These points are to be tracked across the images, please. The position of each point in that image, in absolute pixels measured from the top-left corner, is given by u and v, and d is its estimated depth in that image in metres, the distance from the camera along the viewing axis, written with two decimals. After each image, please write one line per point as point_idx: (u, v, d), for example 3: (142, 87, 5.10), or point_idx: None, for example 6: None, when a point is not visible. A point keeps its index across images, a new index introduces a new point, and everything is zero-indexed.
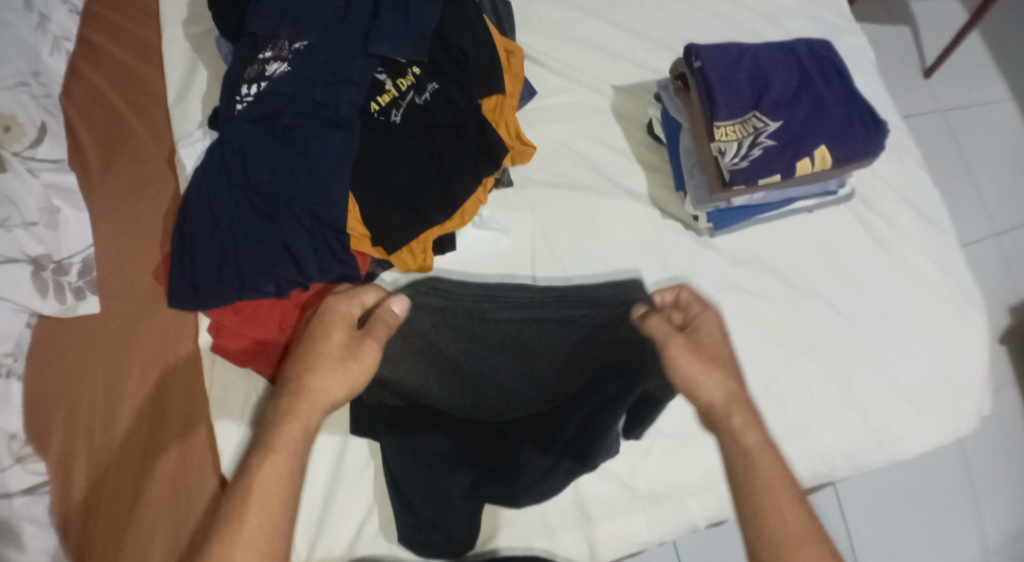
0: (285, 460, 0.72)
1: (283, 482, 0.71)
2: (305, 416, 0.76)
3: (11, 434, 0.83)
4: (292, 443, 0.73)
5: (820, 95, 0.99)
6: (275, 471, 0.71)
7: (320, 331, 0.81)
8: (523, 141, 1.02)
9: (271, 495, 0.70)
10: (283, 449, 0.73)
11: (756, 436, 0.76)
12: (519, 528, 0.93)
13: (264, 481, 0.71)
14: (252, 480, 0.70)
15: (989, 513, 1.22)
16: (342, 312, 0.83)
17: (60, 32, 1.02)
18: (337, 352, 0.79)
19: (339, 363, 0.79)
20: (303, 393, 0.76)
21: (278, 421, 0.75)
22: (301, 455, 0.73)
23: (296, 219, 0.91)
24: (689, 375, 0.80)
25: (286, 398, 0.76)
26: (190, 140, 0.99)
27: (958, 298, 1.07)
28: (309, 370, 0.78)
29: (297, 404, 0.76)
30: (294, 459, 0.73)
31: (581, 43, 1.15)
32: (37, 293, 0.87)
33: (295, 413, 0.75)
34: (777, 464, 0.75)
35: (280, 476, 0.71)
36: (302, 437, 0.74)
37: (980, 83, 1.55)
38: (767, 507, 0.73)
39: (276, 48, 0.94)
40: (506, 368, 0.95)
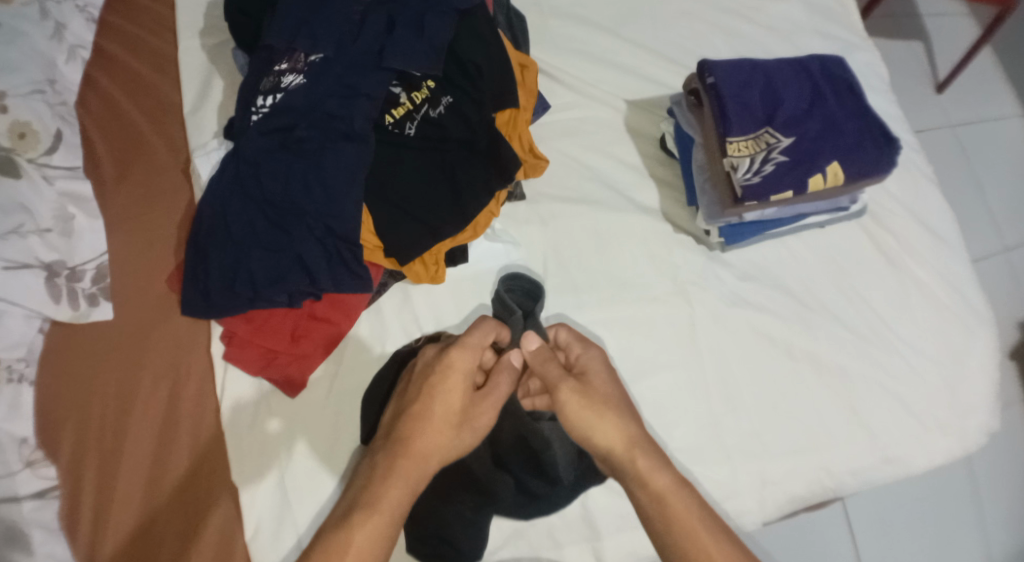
0: (385, 524, 0.73)
1: (376, 550, 0.72)
2: (415, 480, 0.76)
3: (22, 440, 0.83)
4: (395, 510, 0.74)
5: (832, 113, 1.00)
6: (372, 536, 0.72)
7: (442, 389, 0.81)
8: (536, 155, 1.03)
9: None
10: (388, 516, 0.73)
11: (664, 479, 0.77)
12: (527, 542, 0.94)
13: (358, 547, 0.72)
14: (344, 542, 0.71)
15: (995, 532, 1.22)
16: (466, 371, 0.82)
17: (76, 40, 1.03)
18: (455, 417, 0.80)
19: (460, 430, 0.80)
20: (417, 458, 0.77)
21: (387, 482, 0.75)
22: (400, 520, 0.74)
23: (309, 230, 0.92)
24: (581, 420, 0.80)
25: (397, 460, 0.76)
26: (207, 149, 1.00)
27: (967, 316, 1.07)
28: (425, 431, 0.78)
29: (409, 467, 0.76)
30: (393, 526, 0.74)
31: (593, 57, 1.16)
32: (50, 299, 0.88)
33: (407, 476, 0.76)
34: (692, 504, 0.75)
35: (378, 541, 0.72)
36: (403, 503, 0.75)
37: (991, 99, 1.56)
38: (694, 550, 0.73)
39: (292, 60, 0.96)
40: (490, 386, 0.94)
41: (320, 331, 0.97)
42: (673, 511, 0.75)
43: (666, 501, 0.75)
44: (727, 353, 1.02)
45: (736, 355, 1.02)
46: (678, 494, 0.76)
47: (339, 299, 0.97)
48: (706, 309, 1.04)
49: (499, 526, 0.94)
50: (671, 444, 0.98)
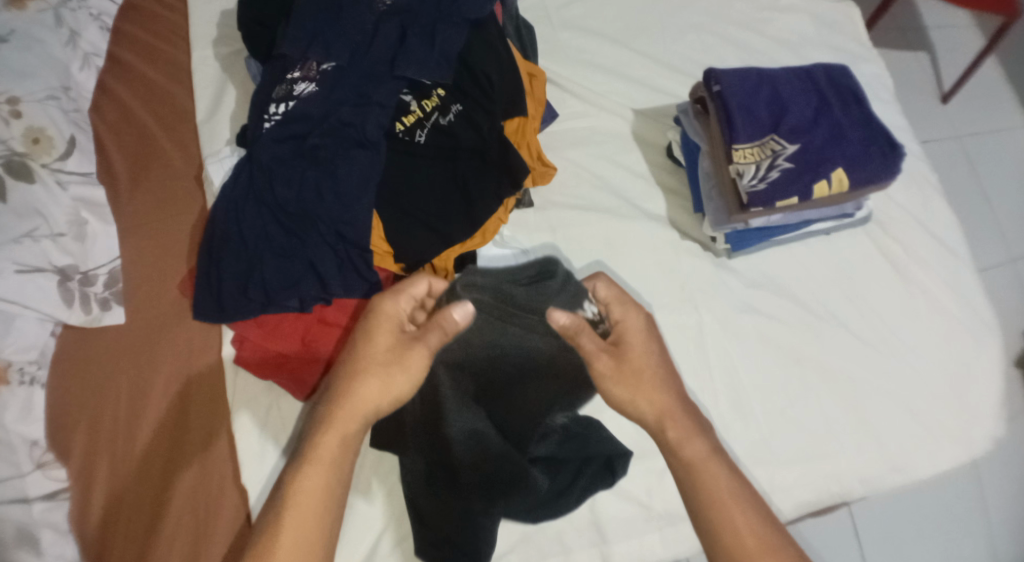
0: (324, 474, 0.78)
1: (324, 499, 0.77)
2: (348, 427, 0.80)
3: (33, 442, 0.84)
4: (333, 458, 0.79)
5: (837, 121, 1.00)
6: (316, 483, 0.77)
7: (372, 333, 0.83)
8: (544, 162, 1.04)
9: (315, 506, 0.77)
10: (326, 464, 0.78)
11: (697, 446, 0.82)
12: (535, 546, 0.94)
13: (304, 496, 0.77)
14: (286, 496, 0.77)
15: (1003, 541, 1.22)
16: (393, 315, 0.84)
17: (91, 48, 1.04)
18: (382, 360, 0.81)
19: (386, 374, 0.81)
20: (345, 403, 0.80)
21: (321, 432, 0.79)
22: (339, 467, 0.79)
23: (321, 237, 0.93)
24: (620, 395, 0.84)
25: (331, 409, 0.80)
26: (219, 157, 1.02)
27: (972, 323, 1.08)
28: (352, 377, 0.81)
29: (342, 416, 0.79)
30: (333, 475, 0.78)
31: (601, 67, 1.17)
32: (62, 303, 0.89)
33: (337, 424, 0.79)
34: (722, 477, 0.80)
35: (323, 488, 0.77)
36: (342, 449, 0.79)
37: (997, 110, 1.56)
38: (718, 516, 0.79)
39: (305, 68, 0.97)
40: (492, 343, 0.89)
41: (329, 337, 0.97)
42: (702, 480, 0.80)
43: (694, 468, 0.81)
44: (734, 362, 1.02)
45: (744, 361, 1.03)
46: (707, 462, 0.81)
47: (349, 304, 0.99)
48: (715, 316, 1.04)
49: (507, 532, 0.94)
50: None
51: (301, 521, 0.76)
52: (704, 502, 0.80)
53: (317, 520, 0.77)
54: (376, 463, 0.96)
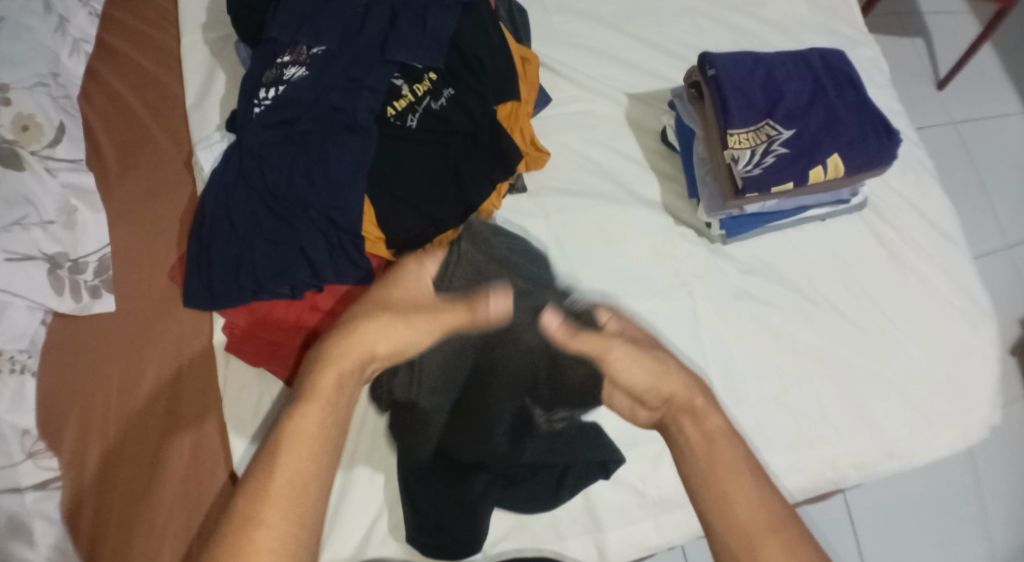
0: (321, 410, 0.70)
1: (320, 437, 0.69)
2: (344, 363, 0.74)
3: (23, 431, 0.83)
4: (331, 397, 0.72)
5: (833, 105, 1.00)
6: (315, 422, 0.70)
7: (389, 294, 0.81)
8: (537, 147, 1.04)
9: (309, 448, 0.68)
10: (326, 401, 0.71)
11: (718, 418, 0.77)
12: (529, 532, 0.94)
13: (301, 433, 0.69)
14: (282, 430, 0.69)
15: (998, 527, 1.22)
16: (412, 284, 0.84)
17: (79, 34, 1.03)
18: (395, 310, 0.79)
19: (396, 332, 0.78)
20: (346, 341, 0.75)
21: (320, 368, 0.73)
22: (336, 405, 0.72)
23: (312, 222, 0.93)
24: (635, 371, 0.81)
25: (332, 344, 0.75)
26: (208, 143, 1.00)
27: (968, 308, 1.07)
28: (363, 319, 0.77)
29: (343, 356, 0.74)
30: (331, 415, 0.71)
31: (594, 51, 1.16)
32: (53, 291, 0.88)
33: (335, 362, 0.74)
34: (740, 450, 0.75)
35: (319, 427, 0.70)
36: (341, 387, 0.73)
37: (992, 95, 1.56)
38: (732, 488, 0.72)
39: (295, 52, 0.96)
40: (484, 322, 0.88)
41: (323, 323, 0.96)
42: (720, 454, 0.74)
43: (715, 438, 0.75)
44: (729, 348, 1.02)
45: (739, 347, 1.02)
46: (728, 435, 0.76)
47: (342, 290, 0.97)
48: (709, 301, 1.04)
49: (501, 518, 0.94)
50: None
51: (299, 457, 0.68)
52: (713, 482, 0.73)
53: (314, 460, 0.68)
54: (367, 450, 0.95)
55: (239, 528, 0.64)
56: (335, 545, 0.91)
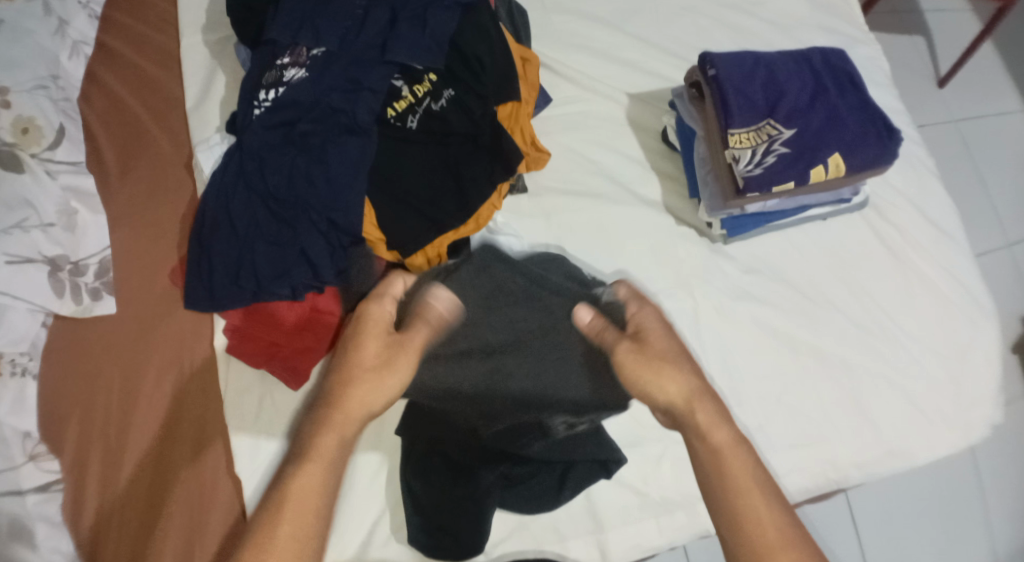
0: (320, 471, 0.73)
1: (320, 496, 0.72)
2: (341, 424, 0.76)
3: (24, 434, 0.83)
4: (328, 458, 0.74)
5: (834, 105, 0.99)
6: (315, 483, 0.72)
7: (364, 337, 0.80)
8: (538, 148, 1.04)
9: (310, 507, 0.71)
10: (324, 462, 0.73)
11: (724, 434, 0.76)
12: (530, 533, 0.94)
13: (302, 494, 0.71)
14: (285, 490, 0.71)
15: (999, 526, 1.21)
16: (381, 318, 0.82)
17: (79, 36, 1.03)
18: (375, 361, 0.79)
19: (378, 381, 0.78)
20: (343, 400, 0.77)
21: (318, 433, 0.75)
22: (337, 465, 0.74)
23: (313, 224, 0.92)
24: (640, 379, 0.80)
25: (327, 408, 0.76)
26: (208, 144, 1.00)
27: (969, 308, 1.07)
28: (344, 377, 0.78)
29: (338, 417, 0.76)
30: (330, 473, 0.73)
31: (595, 51, 1.16)
32: (54, 293, 0.88)
33: (331, 424, 0.75)
34: (749, 466, 0.75)
35: (319, 485, 0.72)
36: (340, 448, 0.75)
37: (992, 93, 1.56)
38: (742, 508, 0.73)
39: (294, 54, 0.96)
40: (510, 313, 0.89)
41: (323, 325, 0.98)
42: (729, 468, 0.75)
43: (721, 456, 0.75)
44: (731, 348, 1.02)
45: (740, 348, 1.02)
46: (735, 451, 0.76)
47: (341, 292, 0.98)
48: (710, 301, 1.03)
49: (503, 519, 0.94)
50: (674, 436, 0.99)
51: (301, 517, 0.70)
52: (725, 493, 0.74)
53: (317, 518, 0.71)
54: (370, 451, 0.95)
55: None
56: (336, 547, 0.91)
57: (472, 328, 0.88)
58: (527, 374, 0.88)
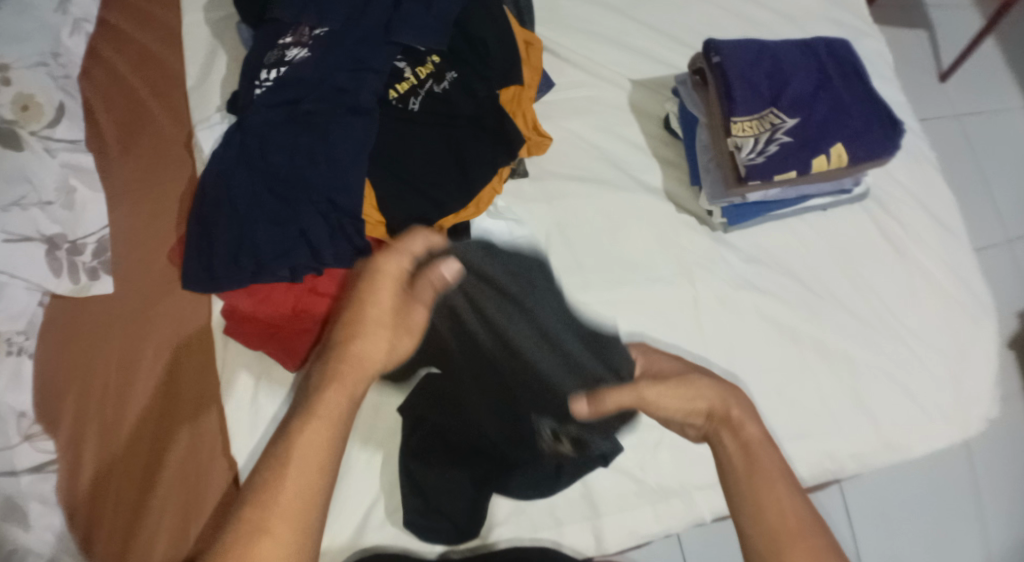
0: (329, 428, 0.68)
1: (327, 456, 0.67)
2: (352, 380, 0.71)
3: (20, 413, 0.83)
4: (335, 417, 0.69)
5: (839, 95, 0.99)
6: (322, 443, 0.67)
7: (379, 289, 0.76)
8: (540, 133, 1.03)
9: (317, 467, 0.66)
10: (332, 420, 0.68)
11: (755, 430, 0.78)
12: (527, 519, 0.94)
13: (308, 451, 0.66)
14: (292, 447, 0.66)
15: (993, 521, 1.22)
16: (397, 275, 0.78)
17: (81, 14, 1.03)
18: (389, 320, 0.76)
19: (385, 333, 0.75)
20: (350, 353, 0.73)
21: (326, 387, 0.70)
22: (345, 424, 0.69)
23: (313, 205, 0.92)
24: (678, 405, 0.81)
25: (335, 361, 0.72)
26: (208, 124, 1.01)
27: (969, 303, 1.07)
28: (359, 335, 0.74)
29: (347, 371, 0.72)
30: (338, 432, 0.68)
31: (600, 37, 1.16)
32: (51, 272, 0.88)
33: (340, 379, 0.71)
34: (775, 459, 0.76)
35: (325, 445, 0.67)
36: (348, 407, 0.70)
37: (996, 89, 1.55)
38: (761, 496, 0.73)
39: (297, 34, 0.96)
40: (536, 298, 0.88)
41: (323, 306, 0.96)
42: (754, 460, 0.76)
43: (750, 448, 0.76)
44: (732, 336, 1.02)
45: (741, 338, 1.02)
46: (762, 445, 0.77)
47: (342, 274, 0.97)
48: (711, 289, 1.03)
49: (499, 504, 0.94)
50: None
51: (306, 477, 0.65)
52: (744, 485, 0.74)
53: (321, 477, 0.66)
54: (369, 433, 0.94)
55: (245, 544, 0.62)
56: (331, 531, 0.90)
57: (510, 304, 0.86)
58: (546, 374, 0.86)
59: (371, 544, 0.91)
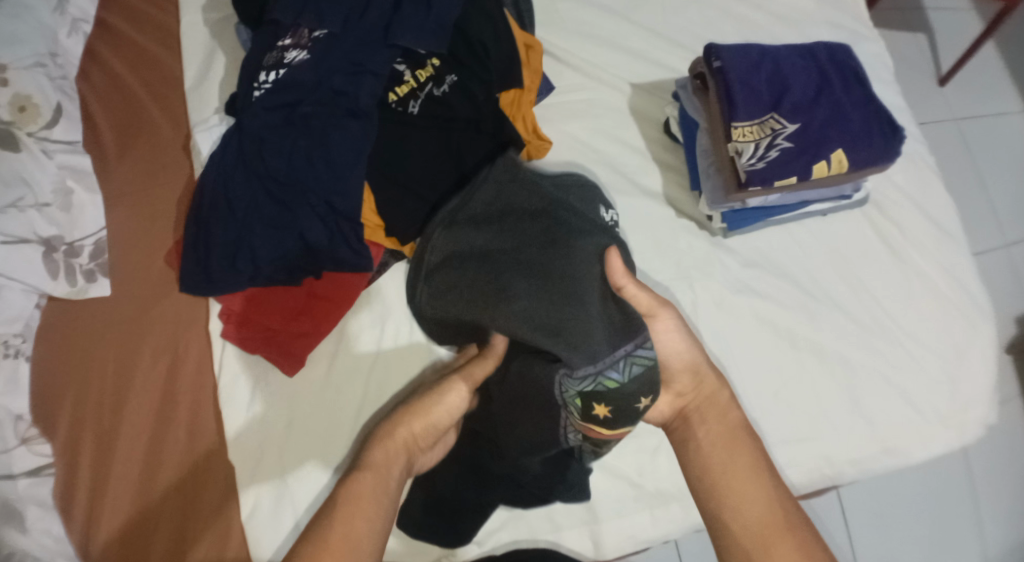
0: (373, 483, 0.74)
1: (372, 506, 0.72)
2: (390, 447, 0.79)
3: (17, 415, 0.82)
4: (383, 469, 0.76)
5: (839, 100, 0.99)
6: (365, 492, 0.73)
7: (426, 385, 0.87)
8: (540, 136, 1.04)
9: (365, 512, 0.71)
10: (376, 475, 0.75)
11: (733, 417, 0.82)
12: (525, 524, 0.94)
13: (357, 497, 0.72)
14: (340, 494, 0.72)
15: (990, 525, 1.22)
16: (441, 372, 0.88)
17: (79, 14, 1.02)
18: (431, 403, 0.84)
19: (429, 411, 0.83)
20: (393, 427, 0.81)
21: (371, 450, 0.78)
22: (388, 482, 0.75)
23: (312, 209, 0.92)
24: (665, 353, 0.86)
25: (382, 433, 0.80)
26: (207, 125, 1.01)
27: (968, 307, 1.07)
28: (409, 420, 0.82)
29: (388, 438, 0.80)
30: (382, 484, 0.74)
31: (599, 40, 1.15)
32: (47, 274, 0.87)
33: (382, 444, 0.79)
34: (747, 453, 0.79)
35: (374, 496, 0.73)
36: (389, 466, 0.77)
37: (995, 93, 1.55)
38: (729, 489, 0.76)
39: (296, 36, 0.95)
40: (526, 186, 0.87)
41: (320, 311, 0.96)
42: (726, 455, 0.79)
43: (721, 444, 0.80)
44: (730, 340, 1.02)
45: (738, 342, 1.02)
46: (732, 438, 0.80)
47: (341, 277, 0.96)
48: (710, 295, 1.04)
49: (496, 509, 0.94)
50: None
51: (350, 521, 0.70)
52: (723, 484, 0.77)
53: (369, 522, 0.71)
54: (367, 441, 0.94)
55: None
56: None
57: (493, 205, 0.87)
58: (530, 285, 0.81)
59: None
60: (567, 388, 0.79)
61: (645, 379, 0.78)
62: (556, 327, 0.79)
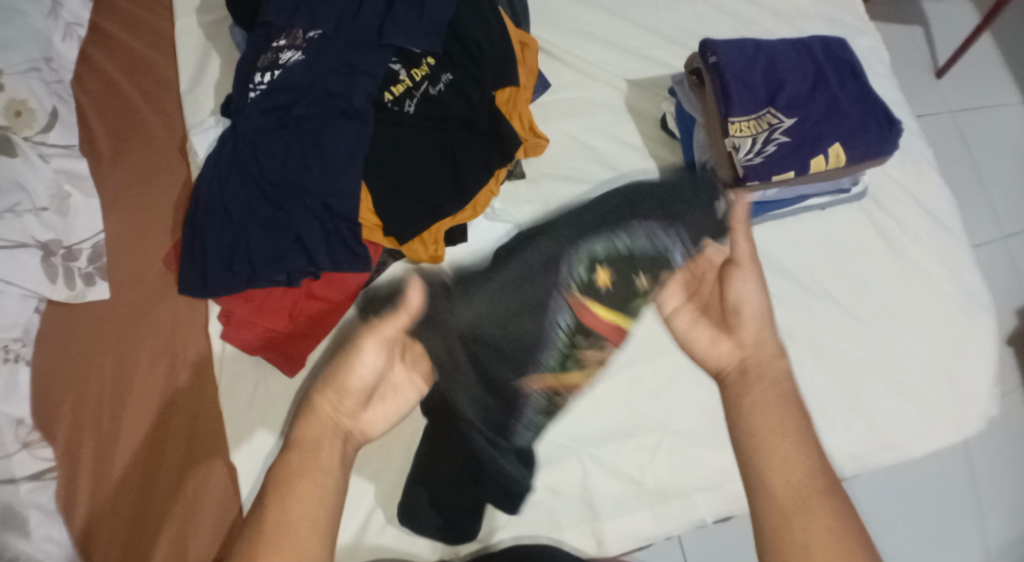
0: (308, 464, 0.73)
1: (315, 489, 0.72)
2: (312, 425, 0.76)
3: (18, 420, 0.82)
4: (315, 446, 0.75)
5: (834, 94, 0.98)
6: (295, 472, 0.72)
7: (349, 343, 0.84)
8: (537, 134, 1.03)
9: (305, 493, 0.71)
10: (310, 454, 0.74)
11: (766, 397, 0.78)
12: (526, 522, 0.94)
13: (291, 476, 0.72)
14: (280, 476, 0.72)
15: (991, 518, 1.22)
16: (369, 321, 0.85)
17: (72, 19, 1.02)
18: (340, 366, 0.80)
19: (339, 378, 0.79)
20: (314, 397, 0.79)
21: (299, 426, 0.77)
22: (321, 459, 0.74)
23: (306, 208, 0.91)
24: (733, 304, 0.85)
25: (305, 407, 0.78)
26: (202, 128, 1.00)
27: (966, 301, 1.07)
28: (326, 389, 0.79)
29: (308, 414, 0.77)
30: (317, 467, 0.73)
31: (594, 38, 1.15)
32: (45, 279, 0.87)
33: (309, 418, 0.77)
34: (782, 428, 0.75)
35: (315, 478, 0.73)
36: (324, 442, 0.76)
37: (990, 85, 1.55)
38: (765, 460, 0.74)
39: (290, 36, 0.95)
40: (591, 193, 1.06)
41: (318, 311, 0.96)
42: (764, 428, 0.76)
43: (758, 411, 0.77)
44: None
45: None
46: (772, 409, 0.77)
47: (338, 278, 0.96)
48: None
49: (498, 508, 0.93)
50: (672, 425, 0.98)
51: (286, 506, 0.70)
52: (760, 454, 0.74)
53: (312, 499, 0.71)
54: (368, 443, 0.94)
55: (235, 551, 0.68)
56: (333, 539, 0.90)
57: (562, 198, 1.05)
58: (577, 214, 1.00)
59: (373, 546, 0.91)
60: (585, 251, 0.93)
61: (657, 251, 0.93)
62: (591, 220, 0.97)
